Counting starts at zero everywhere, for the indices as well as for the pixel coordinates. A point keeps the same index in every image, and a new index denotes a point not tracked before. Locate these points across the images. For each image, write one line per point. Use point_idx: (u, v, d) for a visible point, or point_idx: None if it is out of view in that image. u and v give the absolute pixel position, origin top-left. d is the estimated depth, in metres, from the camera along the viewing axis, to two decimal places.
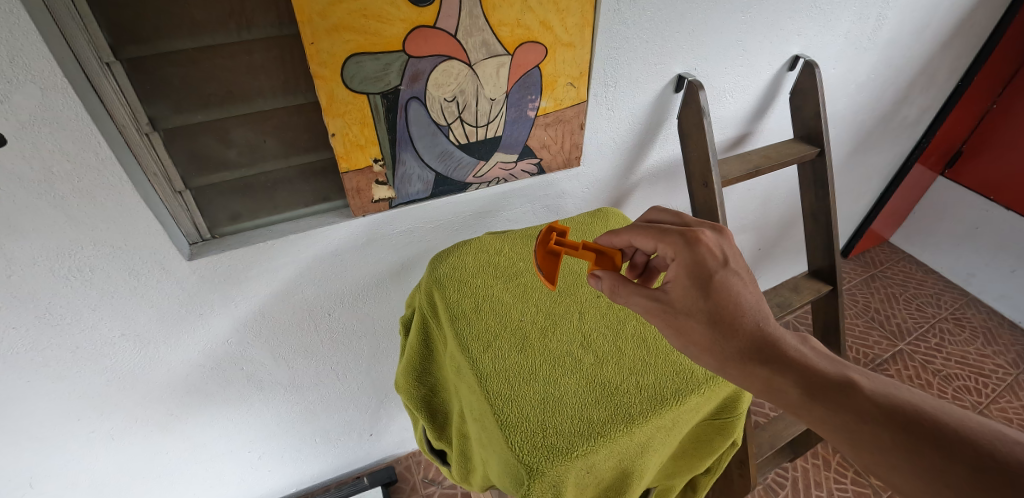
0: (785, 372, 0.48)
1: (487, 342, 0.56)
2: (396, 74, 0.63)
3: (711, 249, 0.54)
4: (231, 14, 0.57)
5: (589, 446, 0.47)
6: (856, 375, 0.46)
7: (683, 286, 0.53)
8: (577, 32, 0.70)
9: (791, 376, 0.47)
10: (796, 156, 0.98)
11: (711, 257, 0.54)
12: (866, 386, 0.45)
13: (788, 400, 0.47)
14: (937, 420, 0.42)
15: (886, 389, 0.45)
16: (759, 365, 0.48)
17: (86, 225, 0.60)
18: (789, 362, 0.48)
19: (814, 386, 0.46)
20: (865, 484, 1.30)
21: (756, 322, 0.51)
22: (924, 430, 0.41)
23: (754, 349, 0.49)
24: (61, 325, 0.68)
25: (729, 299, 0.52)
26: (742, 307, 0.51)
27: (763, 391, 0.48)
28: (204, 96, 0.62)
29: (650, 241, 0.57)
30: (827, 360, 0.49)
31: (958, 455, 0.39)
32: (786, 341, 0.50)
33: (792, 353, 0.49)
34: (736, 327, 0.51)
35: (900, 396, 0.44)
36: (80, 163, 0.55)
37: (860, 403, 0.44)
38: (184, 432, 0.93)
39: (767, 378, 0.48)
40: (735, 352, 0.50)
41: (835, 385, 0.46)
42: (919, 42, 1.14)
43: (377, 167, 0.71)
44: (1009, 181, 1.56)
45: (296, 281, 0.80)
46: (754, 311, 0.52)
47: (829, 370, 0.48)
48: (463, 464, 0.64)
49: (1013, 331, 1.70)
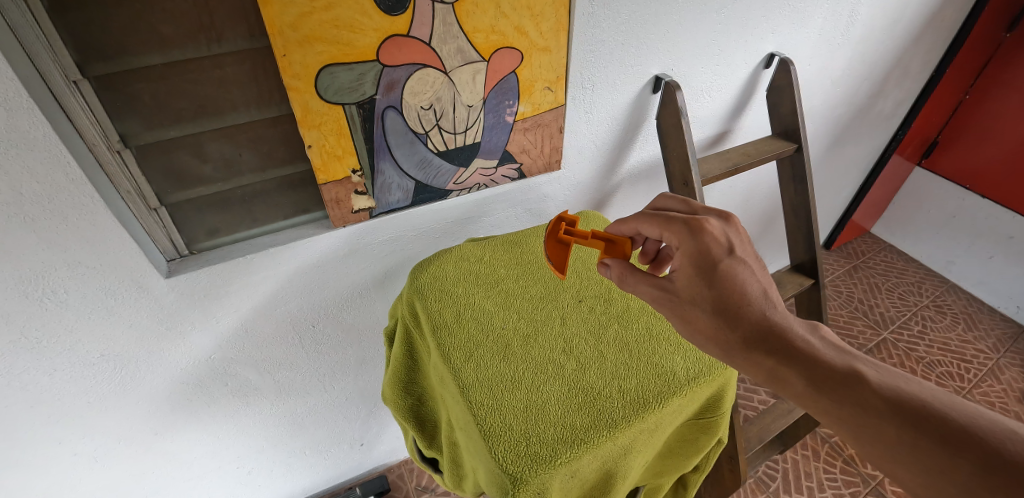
0: (791, 362, 0.49)
1: (469, 352, 0.55)
2: (371, 84, 0.63)
3: (717, 238, 0.55)
4: (200, 28, 0.57)
5: (572, 453, 0.47)
6: (864, 367, 0.47)
7: (689, 277, 0.54)
8: (552, 36, 0.70)
9: (796, 367, 0.48)
10: (775, 153, 0.99)
11: (716, 247, 0.54)
12: (873, 378, 0.46)
13: (792, 390, 0.48)
14: (945, 416, 0.42)
15: (893, 383, 0.46)
16: (764, 355, 0.50)
17: (59, 246, 0.59)
18: (796, 352, 0.49)
19: (820, 377, 0.47)
20: (854, 472, 1.32)
21: (762, 309, 0.52)
22: (932, 428, 0.42)
23: (758, 339, 0.51)
24: (37, 349, 0.66)
25: (735, 286, 0.53)
26: (748, 295, 0.53)
27: (768, 379, 0.50)
28: (175, 112, 0.61)
29: (655, 229, 0.58)
30: (835, 349, 0.50)
31: (966, 453, 0.40)
32: (793, 331, 0.51)
33: (798, 343, 0.50)
34: (741, 315, 0.52)
35: (908, 390, 0.45)
36: (50, 184, 0.54)
37: (866, 396, 0.45)
38: (170, 450, 0.92)
39: (772, 368, 0.49)
40: (740, 341, 0.51)
41: (840, 378, 0.47)
42: (891, 36, 1.16)
43: (355, 177, 0.71)
44: (983, 169, 1.59)
45: (278, 295, 0.79)
46: (761, 298, 0.53)
47: (836, 360, 0.48)
48: (455, 471, 0.64)
49: (992, 316, 1.74)
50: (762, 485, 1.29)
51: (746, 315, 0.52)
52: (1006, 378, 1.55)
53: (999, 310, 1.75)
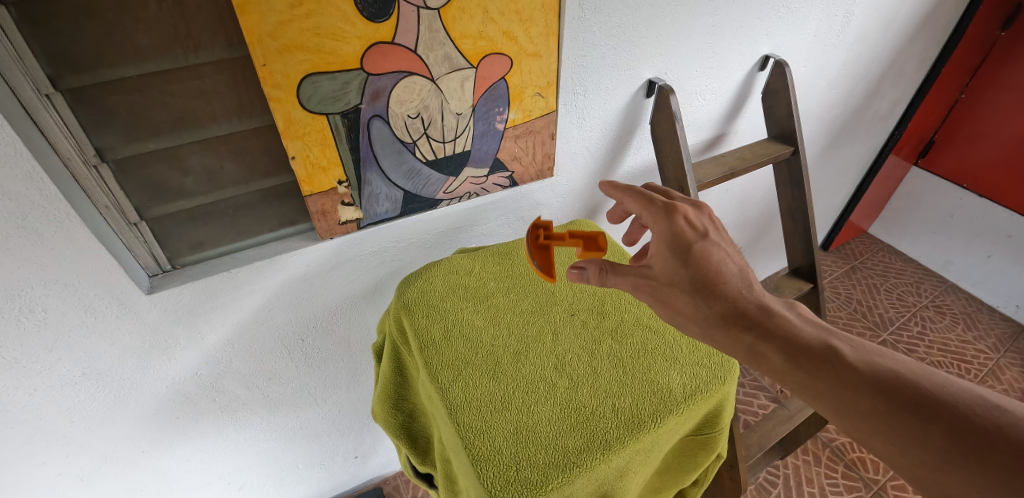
0: (770, 339, 0.49)
1: (456, 370, 0.54)
2: (355, 93, 0.61)
3: (690, 221, 0.55)
4: (176, 38, 0.55)
5: (564, 478, 0.46)
6: (839, 343, 0.48)
7: (665, 259, 0.54)
8: (542, 42, 0.69)
9: (775, 342, 0.49)
10: (771, 156, 0.97)
11: (690, 230, 0.54)
12: (848, 354, 0.47)
13: (771, 366, 0.49)
14: (919, 386, 0.44)
15: (868, 356, 0.47)
16: (744, 332, 0.50)
17: (35, 264, 0.57)
18: (775, 329, 0.49)
19: (797, 353, 0.48)
20: (856, 477, 1.30)
21: (740, 286, 0.52)
22: (906, 400, 0.44)
23: (738, 316, 0.50)
24: (16, 369, 0.64)
25: (712, 267, 0.52)
26: (725, 275, 0.52)
27: (747, 356, 0.50)
28: (153, 124, 0.59)
29: (639, 208, 0.58)
30: (812, 325, 0.50)
31: (937, 422, 0.42)
32: (772, 308, 0.51)
33: (778, 320, 0.50)
34: (719, 294, 0.51)
35: (881, 363, 0.46)
36: (22, 201, 0.52)
37: (843, 373, 0.46)
38: (159, 468, 0.89)
39: (752, 345, 0.50)
40: (719, 319, 0.51)
41: (818, 353, 0.47)
42: (886, 36, 1.15)
43: (342, 188, 0.69)
44: (979, 169, 1.58)
45: (266, 309, 0.77)
46: (738, 278, 0.53)
47: (814, 337, 0.49)
48: (449, 487, 0.60)
49: (991, 316, 1.73)
50: (763, 491, 1.28)
51: (724, 294, 0.51)
52: (1006, 378, 1.54)
53: (998, 310, 1.74)
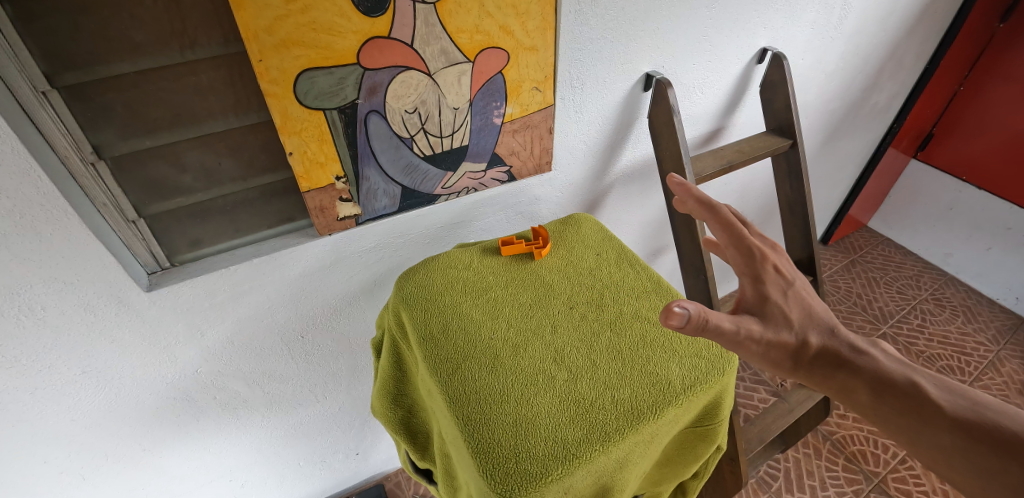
0: (859, 377, 0.50)
1: (457, 364, 0.54)
2: (352, 88, 0.61)
3: (779, 266, 0.54)
4: (172, 34, 0.55)
5: (564, 469, 0.46)
6: (926, 381, 0.49)
7: (766, 298, 0.52)
8: (539, 35, 0.68)
9: (863, 378, 0.50)
10: (770, 149, 0.97)
11: (778, 274, 0.54)
12: (936, 392, 0.48)
13: (856, 401, 0.50)
14: (1008, 429, 0.45)
15: (955, 393, 0.48)
16: (835, 369, 0.50)
17: (33, 262, 0.57)
18: (862, 366, 0.50)
19: (884, 390, 0.49)
20: (856, 470, 1.31)
21: (828, 324, 0.53)
22: (992, 441, 0.45)
23: (830, 353, 0.51)
24: (16, 367, 0.64)
25: (804, 302, 0.53)
26: (815, 311, 0.53)
27: (835, 392, 0.51)
28: (150, 121, 0.59)
29: (716, 230, 0.56)
30: (897, 361, 0.51)
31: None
32: (861, 344, 0.52)
33: (866, 357, 0.51)
34: (812, 329, 0.52)
35: (970, 402, 0.47)
36: (20, 199, 0.52)
37: (930, 411, 0.47)
38: (161, 465, 0.90)
39: (842, 382, 0.50)
40: (814, 356, 0.51)
41: (904, 390, 0.49)
42: (884, 28, 1.15)
43: (340, 184, 0.69)
44: (978, 161, 1.58)
45: (265, 306, 0.77)
46: (826, 314, 0.53)
47: (899, 373, 0.50)
48: (448, 483, 0.60)
49: (992, 308, 1.72)
50: (764, 485, 1.28)
51: (816, 328, 0.52)
52: (1006, 370, 1.54)
53: (998, 302, 1.73)
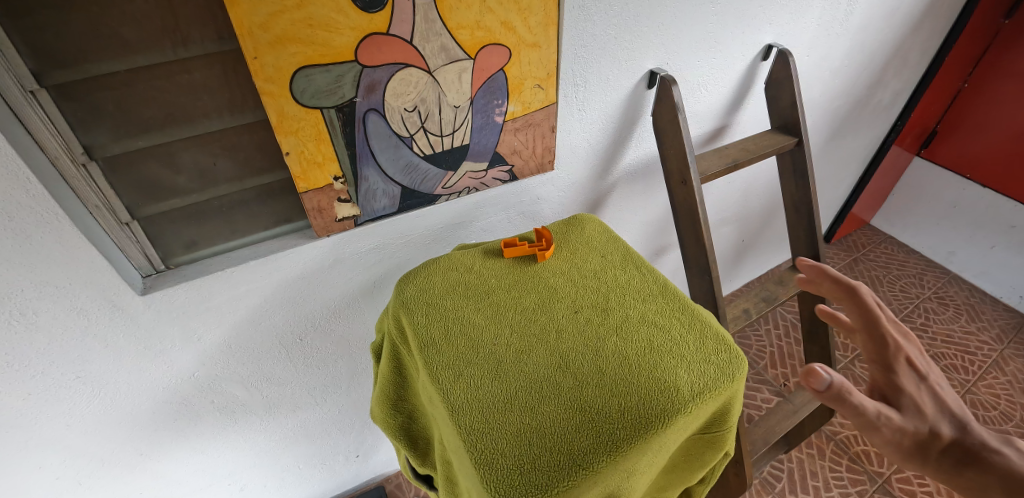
0: (996, 481, 0.47)
1: (459, 371, 0.52)
2: (350, 86, 0.59)
3: (912, 355, 0.53)
4: (164, 30, 0.53)
5: (571, 482, 0.44)
6: None
7: (896, 383, 0.51)
8: (541, 32, 0.67)
9: (1000, 483, 0.47)
10: (775, 147, 0.95)
11: (912, 362, 0.52)
12: None
13: None
14: None
15: None
16: (968, 469, 0.48)
17: (24, 266, 0.55)
18: (999, 470, 0.47)
19: None
20: (860, 470, 1.30)
21: (962, 419, 0.50)
22: None
23: (963, 451, 0.49)
24: (8, 372, 0.63)
25: (937, 393, 0.51)
26: (948, 402, 0.51)
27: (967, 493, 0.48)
28: (142, 121, 0.57)
29: (848, 306, 0.56)
30: None
31: None
32: (998, 445, 0.49)
33: (1005, 460, 0.48)
34: (942, 424, 0.50)
35: None
36: (8, 202, 0.50)
37: None
38: (158, 470, 0.88)
39: (975, 483, 0.48)
40: (944, 451, 0.49)
41: None
42: (890, 24, 1.13)
43: (338, 184, 0.67)
44: (982, 159, 1.57)
45: (263, 309, 0.75)
46: (959, 407, 0.51)
47: None
48: (450, 490, 0.59)
49: (995, 307, 1.71)
50: (768, 486, 1.27)
51: (949, 423, 0.50)
52: (1010, 369, 1.52)
53: (1002, 300, 1.72)
